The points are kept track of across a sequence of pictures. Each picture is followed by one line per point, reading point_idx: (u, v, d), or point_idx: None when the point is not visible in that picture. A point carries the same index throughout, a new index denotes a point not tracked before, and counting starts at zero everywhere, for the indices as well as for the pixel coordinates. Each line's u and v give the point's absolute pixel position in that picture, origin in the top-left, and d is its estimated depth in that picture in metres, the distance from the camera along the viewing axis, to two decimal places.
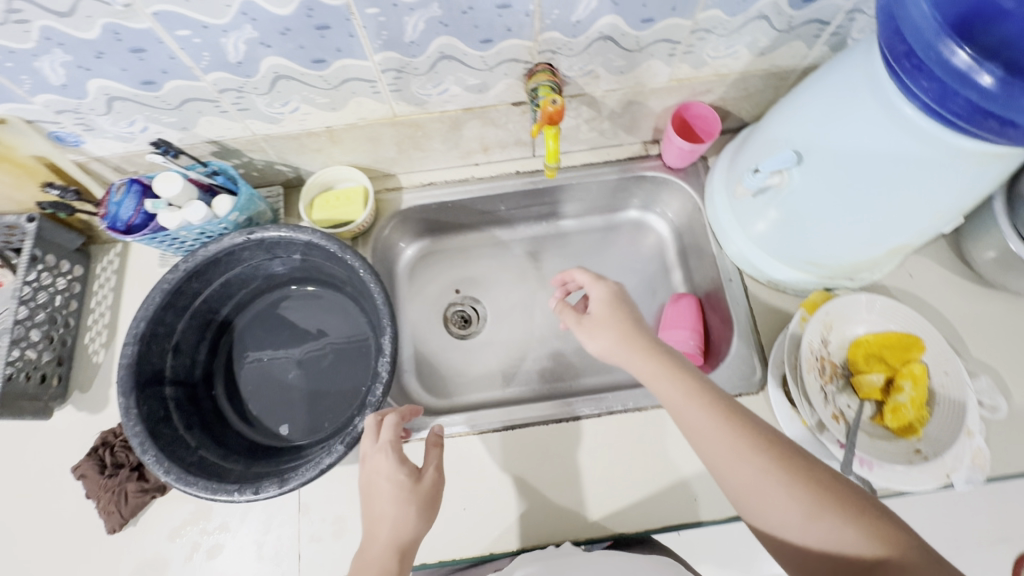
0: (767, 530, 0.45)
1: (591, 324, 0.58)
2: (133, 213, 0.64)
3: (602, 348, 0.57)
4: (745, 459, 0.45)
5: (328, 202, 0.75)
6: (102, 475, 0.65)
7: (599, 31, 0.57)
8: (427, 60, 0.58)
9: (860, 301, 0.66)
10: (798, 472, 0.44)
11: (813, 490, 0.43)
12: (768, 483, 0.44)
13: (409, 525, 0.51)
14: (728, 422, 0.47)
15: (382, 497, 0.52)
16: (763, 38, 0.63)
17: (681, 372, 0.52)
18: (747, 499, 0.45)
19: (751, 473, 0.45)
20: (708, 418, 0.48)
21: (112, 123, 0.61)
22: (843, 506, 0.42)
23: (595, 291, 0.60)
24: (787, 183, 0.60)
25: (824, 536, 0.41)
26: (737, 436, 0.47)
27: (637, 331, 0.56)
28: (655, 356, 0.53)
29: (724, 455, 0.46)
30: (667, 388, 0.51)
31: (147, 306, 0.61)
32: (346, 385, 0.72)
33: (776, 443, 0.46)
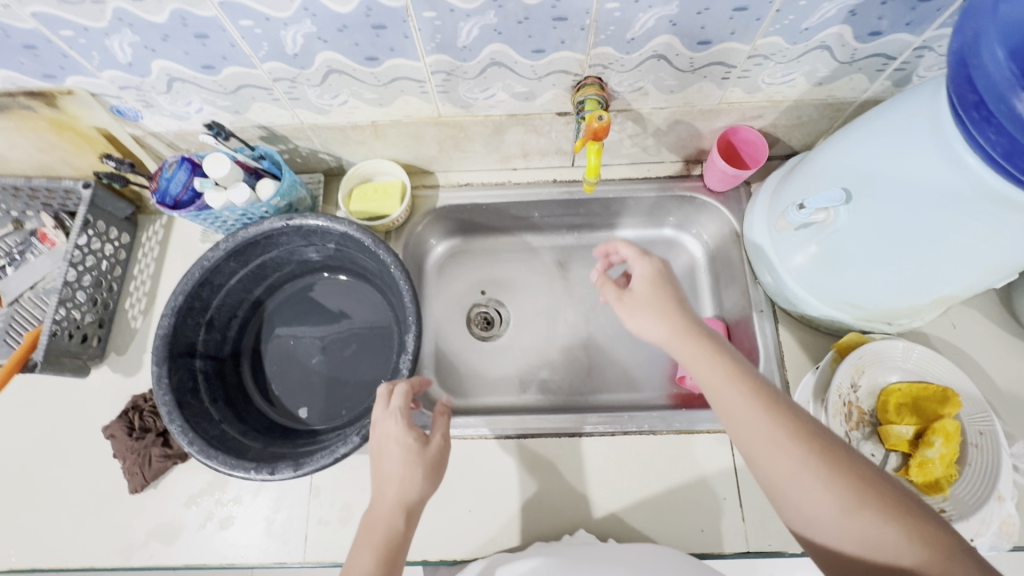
0: (798, 522, 0.44)
1: (632, 302, 0.58)
2: (182, 189, 0.66)
3: (641, 327, 0.56)
4: (784, 449, 0.44)
5: (366, 194, 0.75)
6: (129, 437, 0.68)
7: (654, 50, 0.57)
8: (477, 65, 0.58)
9: (896, 349, 0.64)
10: (838, 467, 0.43)
11: (853, 485, 0.42)
12: (807, 475, 0.43)
13: (415, 486, 0.53)
14: (770, 411, 0.46)
15: (391, 459, 0.54)
16: (823, 68, 0.60)
17: (724, 357, 0.51)
18: (782, 488, 0.44)
19: (790, 464, 0.44)
20: (749, 404, 0.47)
21: (170, 102, 0.63)
22: (883, 504, 0.41)
23: (640, 268, 0.59)
24: (831, 221, 0.58)
25: (862, 532, 0.41)
26: (779, 426, 0.45)
27: (680, 313, 0.55)
28: (699, 340, 0.52)
29: (761, 443, 0.45)
30: (709, 371, 0.50)
31: (186, 282, 0.63)
32: (366, 376, 0.74)
33: (818, 435, 0.45)
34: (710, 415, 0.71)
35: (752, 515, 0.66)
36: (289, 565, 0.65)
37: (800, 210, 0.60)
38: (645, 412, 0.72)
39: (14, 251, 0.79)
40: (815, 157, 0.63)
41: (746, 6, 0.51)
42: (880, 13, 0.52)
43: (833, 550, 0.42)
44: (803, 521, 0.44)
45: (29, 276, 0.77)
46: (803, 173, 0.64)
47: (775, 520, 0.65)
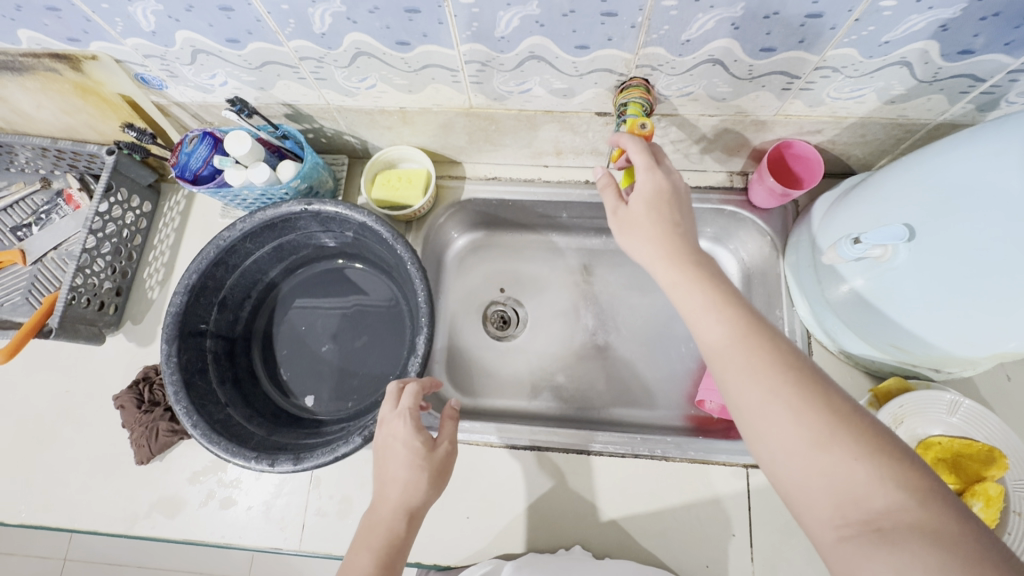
0: (768, 458, 0.40)
1: (625, 217, 0.52)
2: (202, 164, 0.64)
3: (630, 245, 0.52)
4: (758, 377, 0.41)
5: (389, 181, 0.72)
6: (138, 410, 0.68)
7: (710, 54, 0.51)
8: (515, 58, 0.54)
9: (941, 400, 0.59)
10: (814, 400, 0.39)
11: (828, 419, 0.38)
12: (779, 405, 0.39)
13: (419, 491, 0.51)
14: (749, 342, 0.43)
15: (395, 460, 0.52)
16: (898, 86, 0.54)
17: (710, 282, 0.47)
18: (752, 421, 0.41)
19: (760, 393, 0.40)
20: (729, 331, 0.44)
21: (195, 73, 0.61)
22: (858, 443, 0.37)
23: (638, 182, 0.52)
24: (889, 259, 0.53)
25: (833, 470, 0.36)
26: (754, 353, 0.42)
27: (675, 239, 0.49)
28: (688, 266, 0.48)
29: (738, 371, 0.42)
30: (690, 298, 0.47)
31: (200, 261, 0.61)
32: (375, 369, 0.72)
33: (799, 367, 0.41)
34: (728, 446, 0.67)
35: (762, 556, 0.62)
36: (284, 551, 0.65)
37: (854, 244, 0.54)
38: (659, 436, 0.69)
39: (39, 210, 0.79)
40: (877, 183, 0.56)
41: (822, 13, 0.45)
42: (977, 30, 0.46)
43: (801, 493, 0.38)
44: (772, 458, 0.40)
45: (53, 237, 0.77)
46: (860, 202, 0.58)
47: (787, 564, 0.62)
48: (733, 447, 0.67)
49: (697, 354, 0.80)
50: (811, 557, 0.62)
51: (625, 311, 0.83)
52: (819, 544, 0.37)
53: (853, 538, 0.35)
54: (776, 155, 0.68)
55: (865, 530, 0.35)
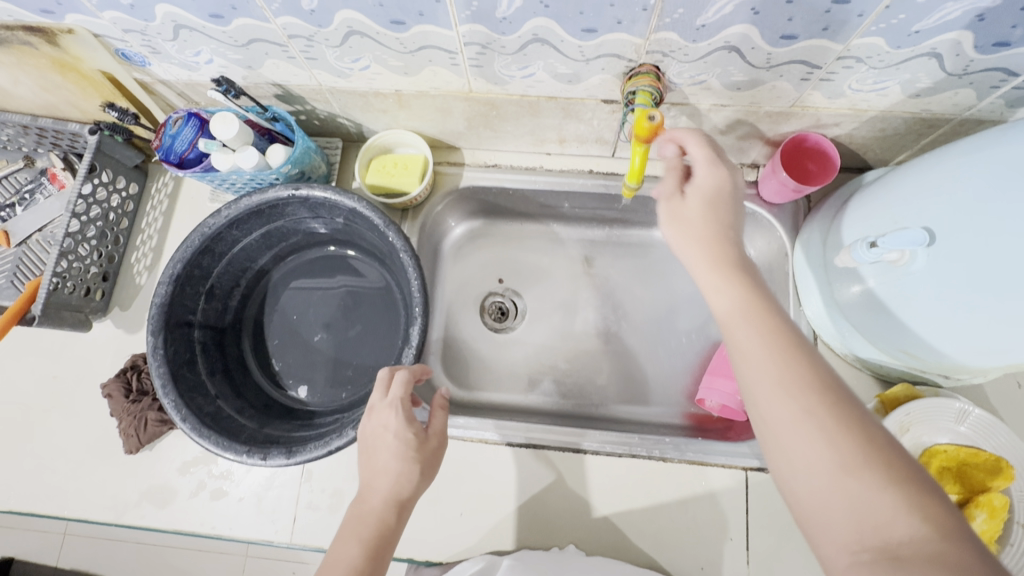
0: (786, 473, 0.38)
1: (677, 208, 0.50)
2: (188, 146, 0.61)
3: (672, 239, 0.49)
4: (788, 391, 0.39)
5: (384, 167, 0.70)
6: (126, 399, 0.67)
7: (726, 40, 0.48)
8: (517, 40, 0.51)
9: (951, 408, 0.57)
10: (844, 421, 0.37)
11: (857, 441, 0.36)
12: (807, 422, 0.38)
13: (410, 482, 0.50)
14: (783, 354, 0.41)
15: (386, 451, 0.50)
16: (924, 78, 0.51)
17: (749, 286, 0.44)
18: (774, 432, 0.39)
19: (787, 407, 0.38)
20: (763, 342, 0.41)
21: (178, 50, 0.58)
22: (887, 469, 0.35)
23: (701, 176, 0.50)
24: (906, 263, 0.50)
25: (856, 494, 0.35)
26: (787, 366, 0.40)
27: (724, 241, 0.47)
28: (729, 269, 0.45)
29: (767, 382, 0.40)
30: (726, 301, 0.44)
31: (185, 249, 0.59)
32: (369, 360, 0.70)
33: (832, 385, 0.39)
34: (727, 448, 0.66)
35: (758, 559, 0.62)
36: (275, 543, 0.64)
37: (869, 248, 0.52)
38: (658, 436, 0.67)
39: (23, 189, 0.76)
40: (896, 180, 0.53)
41: None
42: (1015, 21, 0.42)
43: (819, 512, 0.36)
44: (790, 472, 0.38)
45: (38, 218, 0.75)
46: (876, 201, 0.55)
47: (782, 568, 0.61)
48: (731, 450, 0.65)
49: (698, 351, 0.78)
50: (807, 562, 0.61)
51: (626, 304, 0.80)
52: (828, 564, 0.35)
53: (866, 563, 0.33)
54: (788, 152, 0.65)
55: (880, 556, 0.33)
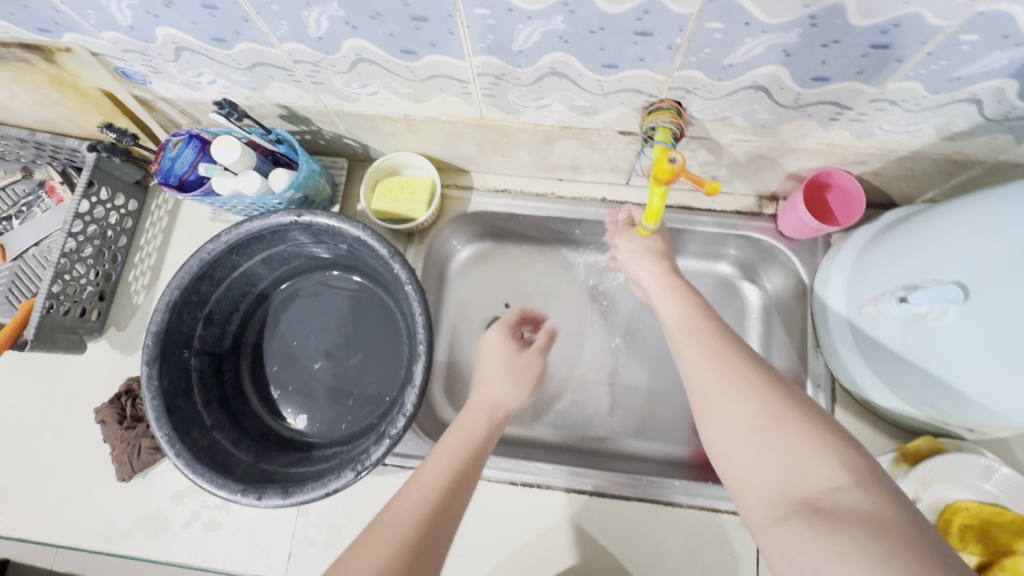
0: (716, 438, 0.39)
1: (629, 233, 0.60)
2: (188, 169, 0.59)
3: (626, 260, 0.59)
4: (714, 357, 0.41)
5: (390, 191, 0.68)
6: (120, 426, 0.65)
7: (754, 80, 0.45)
8: (533, 72, 0.48)
9: (976, 464, 0.54)
10: (767, 381, 0.39)
11: (780, 398, 0.37)
12: (731, 382, 0.39)
13: (508, 391, 0.53)
14: (715, 332, 0.44)
15: (492, 358, 0.57)
16: (961, 123, 0.48)
17: (687, 294, 0.50)
18: (704, 398, 0.40)
19: (714, 372, 0.40)
20: (696, 324, 0.45)
21: (180, 70, 0.56)
22: (806, 422, 0.36)
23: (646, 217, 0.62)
24: (936, 319, 0.47)
25: (776, 446, 0.35)
26: (717, 340, 0.43)
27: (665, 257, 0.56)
28: (677, 283, 0.52)
29: (698, 352, 0.43)
30: (670, 304, 0.50)
31: (183, 275, 0.57)
32: (370, 389, 0.68)
33: (758, 357, 0.41)
34: None
35: None
36: None
37: (899, 303, 0.50)
38: (666, 478, 0.65)
39: (20, 202, 0.75)
40: (926, 227, 0.51)
41: (889, 43, 0.39)
42: None
43: (748, 473, 0.36)
44: (721, 436, 0.38)
45: (35, 233, 0.73)
46: (902, 250, 0.53)
47: None
48: None
49: None
50: None
51: (636, 335, 0.78)
52: (761, 530, 0.35)
53: (792, 518, 0.32)
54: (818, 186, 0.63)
55: (803, 509, 0.32)
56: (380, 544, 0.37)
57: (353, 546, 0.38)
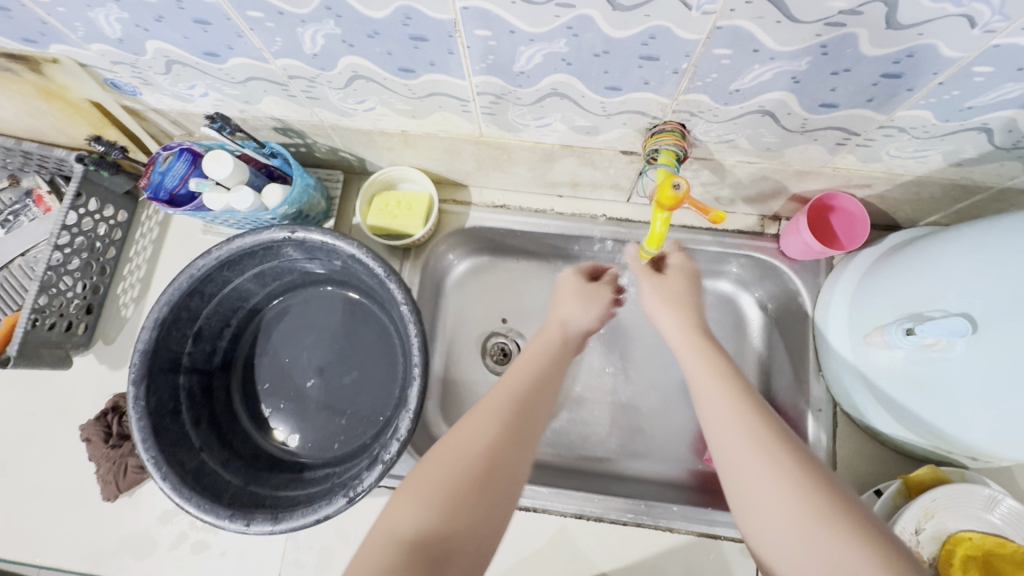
0: (758, 532, 0.36)
1: (658, 282, 0.54)
2: (178, 183, 0.58)
3: (653, 311, 0.53)
4: (751, 446, 0.38)
5: (387, 207, 0.66)
6: (106, 444, 0.63)
7: (760, 105, 0.44)
8: (535, 93, 0.47)
9: (978, 494, 0.54)
10: (811, 478, 0.36)
11: (826, 501, 0.35)
12: (772, 477, 0.36)
13: (580, 312, 0.55)
14: (751, 412, 0.40)
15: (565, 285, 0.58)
16: (970, 150, 0.47)
17: (715, 353, 0.46)
18: (745, 486, 0.37)
19: (754, 462, 0.37)
20: (726, 398, 0.42)
21: (171, 83, 0.54)
22: (857, 530, 0.33)
23: (676, 262, 0.57)
24: (943, 350, 0.46)
25: (826, 556, 0.33)
26: (752, 422, 0.39)
27: (690, 308, 0.51)
28: (698, 338, 0.47)
29: (732, 436, 0.39)
30: (694, 366, 0.45)
31: (172, 292, 0.56)
32: (364, 409, 0.66)
33: (798, 445, 0.38)
34: None
35: None
36: None
37: (905, 334, 0.48)
38: (665, 502, 0.64)
39: (6, 211, 0.73)
40: (931, 254, 0.50)
41: (900, 73, 0.38)
42: None
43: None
44: (765, 532, 0.36)
45: (21, 243, 0.72)
46: (908, 277, 0.51)
47: None
48: None
49: None
50: None
51: (636, 354, 0.77)
52: None
53: None
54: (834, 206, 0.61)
55: None
56: (492, 422, 0.42)
57: (465, 416, 0.43)
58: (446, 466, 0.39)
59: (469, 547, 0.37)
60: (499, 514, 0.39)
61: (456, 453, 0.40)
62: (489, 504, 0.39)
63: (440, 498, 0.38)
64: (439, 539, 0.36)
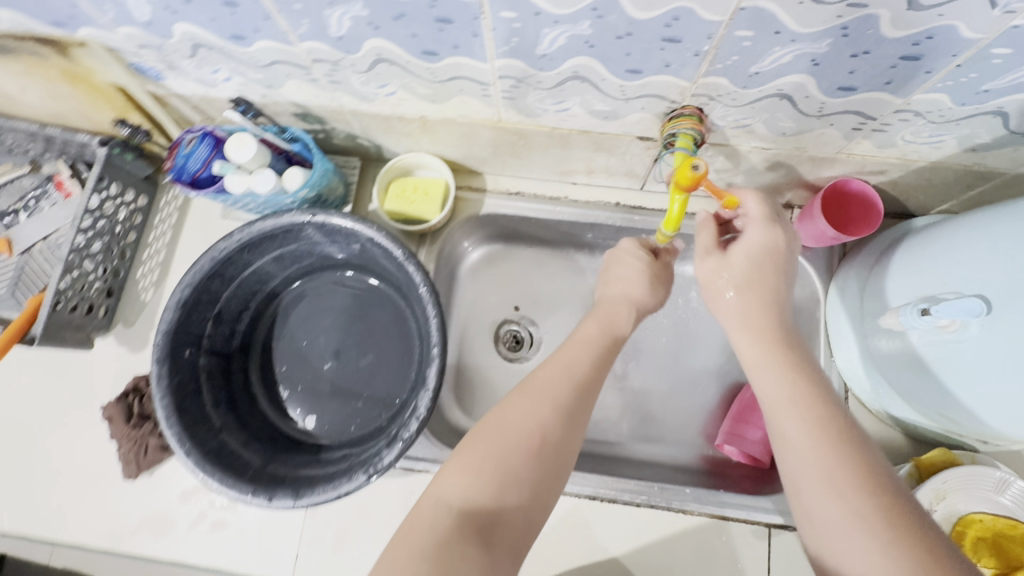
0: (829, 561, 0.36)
1: (718, 265, 0.51)
2: (200, 166, 0.59)
3: (719, 303, 0.51)
4: (834, 483, 0.37)
5: (404, 192, 0.67)
6: (127, 424, 0.64)
7: (779, 88, 0.45)
8: (556, 76, 0.48)
9: (991, 476, 0.54)
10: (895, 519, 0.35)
11: (907, 543, 0.34)
12: (849, 519, 0.35)
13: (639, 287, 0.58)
14: (834, 439, 0.39)
15: (625, 266, 0.60)
16: (985, 135, 0.48)
17: (795, 364, 0.44)
18: (815, 517, 0.37)
19: (838, 503, 0.36)
20: (806, 421, 0.40)
21: (195, 67, 0.55)
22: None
23: (748, 233, 0.51)
24: (956, 332, 0.47)
25: None
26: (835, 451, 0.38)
27: (764, 305, 0.48)
28: (773, 343, 0.46)
29: (813, 467, 0.38)
30: (767, 376, 0.44)
31: (194, 273, 0.57)
32: (380, 391, 0.67)
33: (883, 480, 0.37)
34: (749, 503, 0.63)
35: None
36: None
37: (920, 314, 0.49)
38: (677, 485, 0.64)
39: (27, 196, 0.74)
40: (944, 237, 0.50)
41: (919, 55, 0.39)
42: None
43: None
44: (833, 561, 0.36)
45: (42, 227, 0.73)
46: (923, 258, 0.52)
47: None
48: (753, 504, 0.63)
49: (719, 391, 0.75)
50: None
51: (647, 341, 0.77)
52: None
53: None
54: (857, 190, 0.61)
55: None
56: (541, 404, 0.44)
57: (508, 398, 0.46)
58: (496, 443, 0.42)
59: (515, 520, 0.40)
60: (546, 493, 0.42)
61: (504, 433, 0.42)
62: (537, 485, 0.41)
63: (488, 476, 0.40)
64: (487, 510, 0.39)
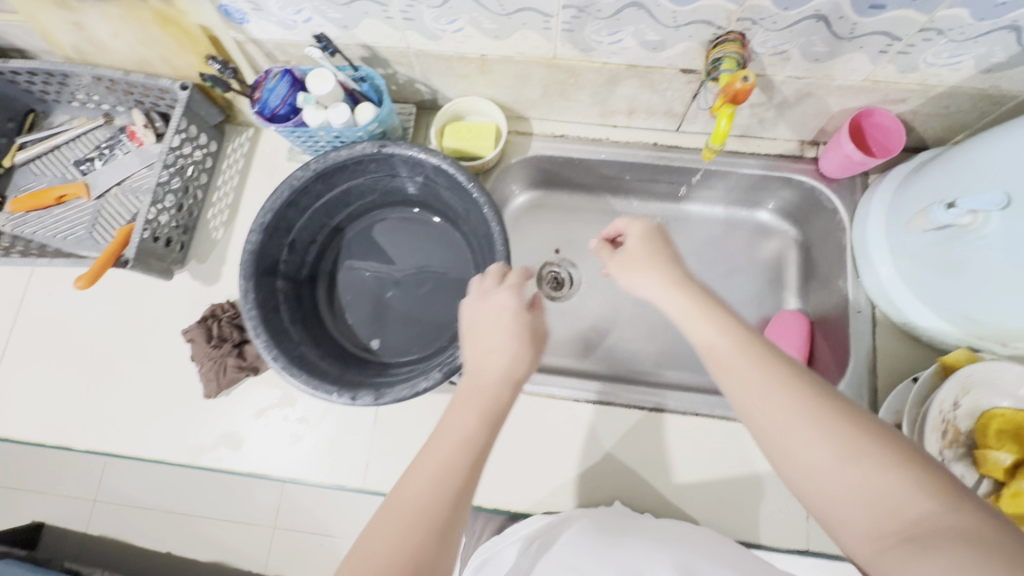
0: (790, 475, 0.35)
1: (622, 260, 0.50)
2: (280, 102, 0.64)
3: (633, 285, 0.48)
4: (777, 396, 0.36)
5: (458, 132, 0.73)
6: (208, 344, 0.69)
7: (817, 8, 0.51)
8: (615, 4, 0.53)
9: (1012, 372, 0.59)
10: (835, 415, 0.35)
11: (847, 429, 0.34)
12: (795, 422, 0.35)
13: (520, 361, 0.44)
14: (765, 360, 0.38)
15: (493, 328, 0.45)
16: (1000, 53, 0.54)
17: (716, 308, 0.42)
18: (766, 437, 0.36)
19: (781, 412, 0.36)
20: (741, 351, 0.39)
21: (281, 7, 0.60)
22: (885, 451, 0.32)
23: (628, 227, 0.52)
24: (978, 227, 0.52)
25: (860, 481, 0.32)
26: (775, 371, 0.37)
27: (673, 265, 0.47)
28: (694, 290, 0.44)
29: (755, 390, 0.37)
30: (699, 326, 0.42)
31: (275, 200, 0.62)
32: (438, 316, 0.72)
33: (814, 382, 0.37)
34: None
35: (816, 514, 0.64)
36: (349, 488, 0.67)
37: (946, 210, 0.53)
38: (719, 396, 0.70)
39: (103, 145, 0.79)
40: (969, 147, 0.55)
41: None
42: None
43: (833, 512, 0.33)
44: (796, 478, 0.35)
45: (117, 173, 0.78)
46: (948, 168, 0.57)
47: None
48: None
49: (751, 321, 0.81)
50: None
51: None
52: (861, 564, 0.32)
53: (891, 548, 0.30)
54: (884, 122, 0.67)
55: (903, 538, 0.30)
56: (404, 515, 0.35)
57: (373, 527, 0.35)
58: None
59: None
60: None
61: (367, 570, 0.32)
62: None
63: None
64: None
